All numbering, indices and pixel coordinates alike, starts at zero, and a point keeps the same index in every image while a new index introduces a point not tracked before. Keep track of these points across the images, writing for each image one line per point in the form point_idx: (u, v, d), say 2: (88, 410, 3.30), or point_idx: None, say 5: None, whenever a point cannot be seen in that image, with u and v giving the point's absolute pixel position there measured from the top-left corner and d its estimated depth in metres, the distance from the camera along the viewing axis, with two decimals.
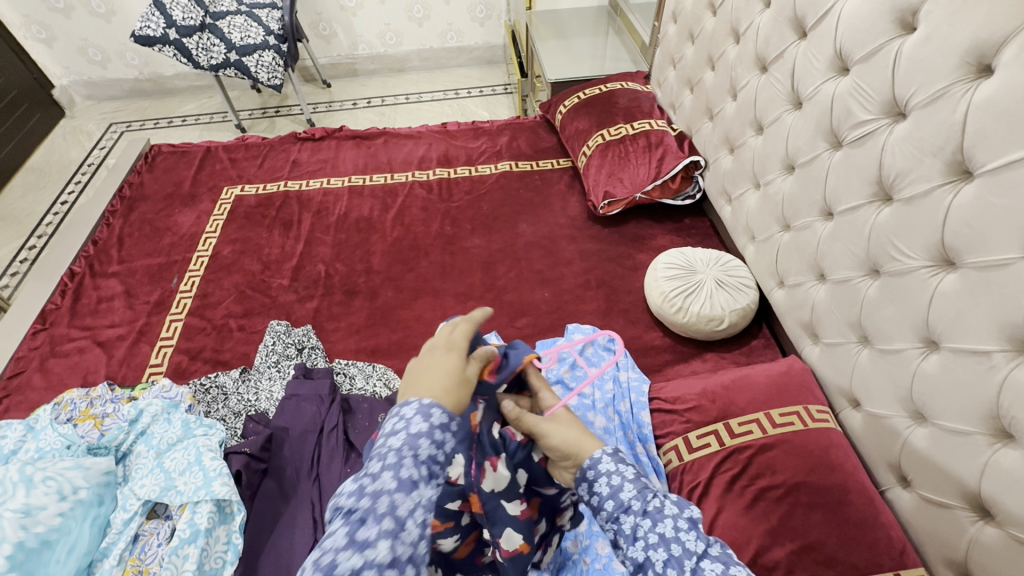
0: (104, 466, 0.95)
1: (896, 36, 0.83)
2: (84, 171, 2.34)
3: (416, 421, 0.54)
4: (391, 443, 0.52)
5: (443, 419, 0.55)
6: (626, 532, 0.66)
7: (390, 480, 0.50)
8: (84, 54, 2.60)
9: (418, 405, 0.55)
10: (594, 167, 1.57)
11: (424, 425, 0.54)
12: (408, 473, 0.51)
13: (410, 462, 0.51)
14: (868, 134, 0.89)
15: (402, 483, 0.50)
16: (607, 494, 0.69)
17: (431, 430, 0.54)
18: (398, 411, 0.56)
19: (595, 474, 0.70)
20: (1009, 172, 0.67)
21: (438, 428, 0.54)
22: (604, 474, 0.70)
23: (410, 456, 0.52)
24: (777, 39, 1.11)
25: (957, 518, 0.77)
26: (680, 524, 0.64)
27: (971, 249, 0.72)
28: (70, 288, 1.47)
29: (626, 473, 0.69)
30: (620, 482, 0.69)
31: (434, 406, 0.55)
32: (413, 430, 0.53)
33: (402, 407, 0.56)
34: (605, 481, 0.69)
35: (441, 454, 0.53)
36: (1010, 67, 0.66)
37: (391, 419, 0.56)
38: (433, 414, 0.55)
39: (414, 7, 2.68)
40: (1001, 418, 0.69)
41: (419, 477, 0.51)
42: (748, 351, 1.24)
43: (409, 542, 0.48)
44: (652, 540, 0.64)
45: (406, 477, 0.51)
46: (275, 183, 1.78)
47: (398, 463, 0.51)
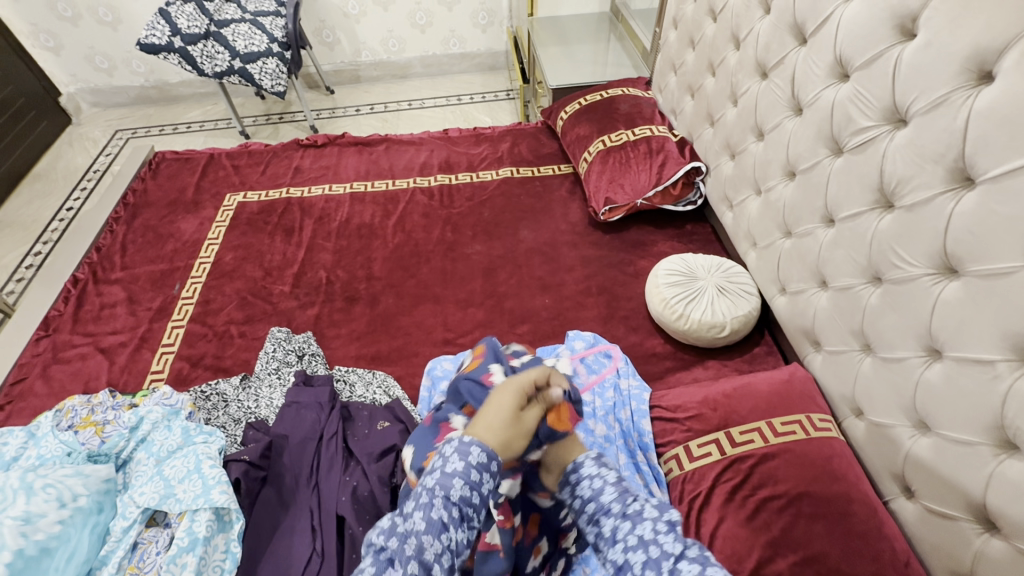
0: (105, 473, 0.95)
1: (895, 42, 0.83)
2: (89, 177, 2.36)
3: (452, 464, 0.70)
4: (426, 486, 0.69)
5: (478, 459, 0.71)
6: (606, 533, 0.74)
7: (420, 523, 0.66)
8: (91, 62, 2.63)
9: (460, 445, 0.72)
10: (595, 173, 1.57)
11: (458, 467, 0.70)
12: (436, 514, 0.67)
13: (439, 504, 0.67)
14: (869, 141, 0.88)
15: (430, 523, 0.66)
16: (589, 496, 0.77)
17: (465, 472, 0.69)
18: (440, 452, 0.73)
19: (578, 477, 0.79)
20: (1011, 180, 0.66)
21: (470, 469, 0.70)
22: (587, 479, 0.79)
23: (439, 498, 0.68)
24: (777, 46, 1.11)
25: (962, 530, 0.76)
26: (659, 526, 0.71)
27: (974, 257, 0.72)
28: (73, 294, 1.48)
29: (607, 478, 0.78)
30: (602, 485, 0.77)
31: (473, 446, 0.72)
32: (446, 473, 0.69)
33: (445, 447, 0.73)
34: (587, 484, 0.78)
35: (471, 496, 0.69)
36: (1011, 73, 0.66)
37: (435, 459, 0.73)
38: (470, 453, 0.71)
39: (417, 14, 2.69)
40: (1006, 428, 0.68)
41: (448, 519, 0.67)
42: (750, 358, 1.23)
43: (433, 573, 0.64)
44: (631, 542, 0.71)
45: (434, 518, 0.66)
46: (278, 190, 1.79)
47: (429, 505, 0.67)
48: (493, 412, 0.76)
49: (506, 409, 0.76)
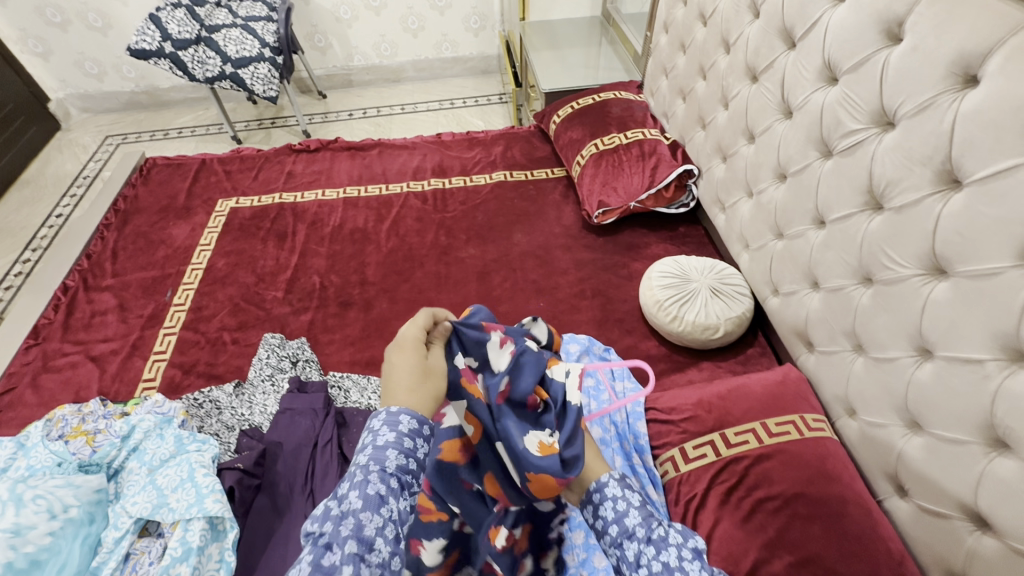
0: (96, 483, 0.94)
1: (883, 47, 0.84)
2: (79, 184, 2.34)
3: (384, 431, 0.62)
4: (360, 459, 0.60)
5: (409, 427, 0.63)
6: (628, 558, 0.68)
7: (357, 499, 0.56)
8: (80, 68, 2.60)
9: (387, 415, 0.63)
10: (588, 176, 1.57)
11: (392, 435, 0.61)
12: (374, 489, 0.57)
13: (376, 478, 0.58)
14: (858, 143, 0.89)
15: (368, 500, 0.56)
16: (612, 517, 0.72)
17: (399, 439, 0.62)
18: (368, 423, 0.64)
19: (601, 497, 0.75)
20: (999, 182, 0.67)
21: (405, 435, 0.62)
22: (610, 499, 0.74)
23: (377, 471, 0.58)
24: (767, 50, 1.12)
25: (956, 528, 0.76)
26: (684, 553, 0.66)
27: (963, 258, 0.72)
28: (63, 302, 1.47)
29: (632, 499, 0.73)
30: (625, 507, 0.72)
31: (401, 414, 0.64)
32: (380, 442, 0.61)
33: (372, 422, 0.63)
34: (611, 505, 0.73)
35: (409, 463, 0.61)
36: (996, 77, 0.67)
37: (364, 434, 0.63)
38: (400, 422, 0.63)
39: (409, 19, 2.70)
40: (997, 427, 0.69)
41: (387, 491, 0.57)
42: (744, 359, 1.24)
43: (376, 562, 0.53)
44: (655, 568, 0.65)
45: (372, 493, 0.57)
46: (270, 195, 1.78)
47: (365, 480, 0.57)
48: (401, 372, 0.69)
49: (415, 368, 0.69)
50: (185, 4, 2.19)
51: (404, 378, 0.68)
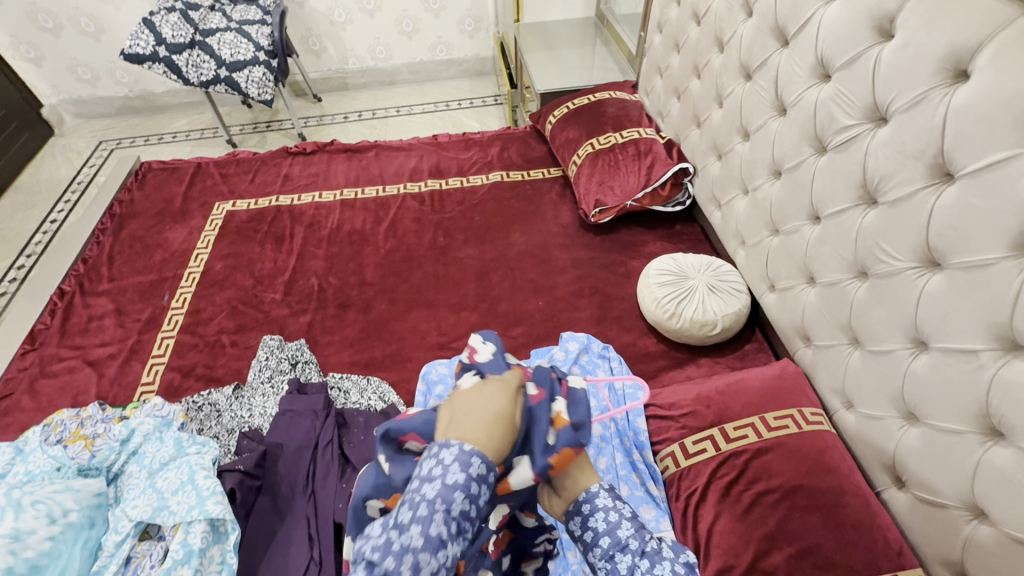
0: (95, 487, 0.94)
1: (875, 43, 0.85)
2: (74, 189, 2.33)
3: (454, 470, 0.50)
4: (423, 492, 0.49)
5: (482, 471, 0.51)
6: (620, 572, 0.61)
7: (416, 539, 0.47)
8: (74, 73, 2.60)
9: (458, 451, 0.51)
10: (584, 176, 1.58)
11: (461, 476, 0.50)
12: (436, 531, 0.48)
13: (440, 519, 0.48)
14: (851, 139, 0.90)
15: (428, 542, 0.47)
16: (603, 529, 0.62)
17: (468, 483, 0.50)
18: (436, 452, 0.52)
19: (591, 508, 0.63)
20: (990, 174, 0.68)
21: (475, 480, 0.50)
22: (602, 510, 0.63)
23: (441, 512, 0.48)
24: (760, 48, 1.13)
25: (952, 517, 0.77)
26: (677, 568, 0.62)
27: (956, 249, 0.74)
28: (59, 307, 1.46)
29: (625, 511, 0.62)
30: (618, 518, 0.62)
31: (473, 454, 0.51)
32: (448, 480, 0.49)
33: (442, 449, 0.51)
34: (602, 516, 0.63)
35: (473, 510, 0.50)
36: (986, 71, 0.68)
37: (428, 459, 0.52)
38: (472, 464, 0.50)
39: (403, 21, 2.71)
40: (992, 416, 0.70)
41: (447, 536, 0.48)
42: (742, 355, 1.25)
43: None
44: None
45: (433, 535, 0.48)
46: (267, 198, 1.78)
47: (429, 518, 0.48)
48: (478, 409, 0.55)
49: (494, 411, 0.55)
50: (178, 8, 2.19)
51: (479, 415, 0.55)
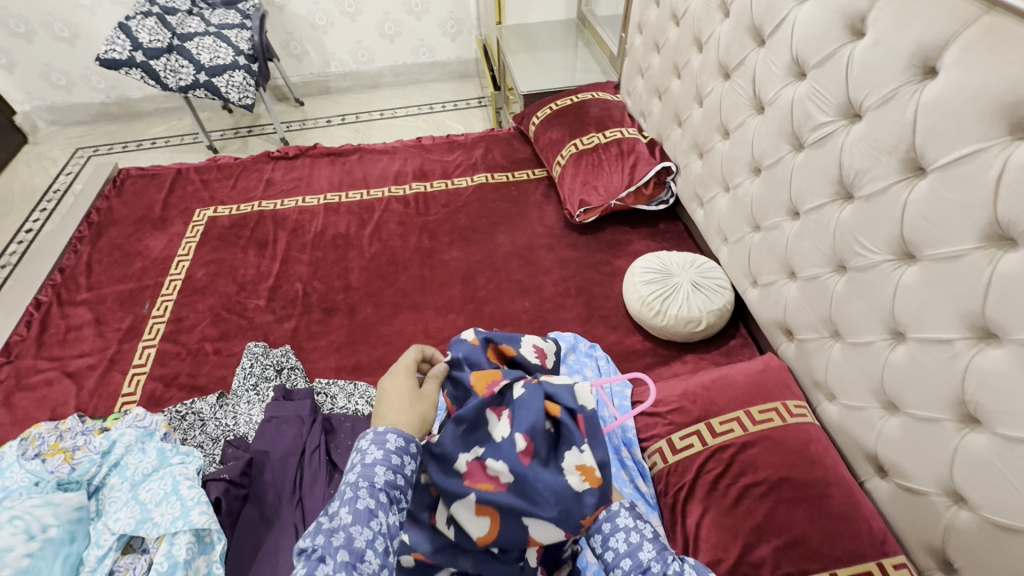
0: (76, 501, 0.91)
1: (847, 42, 0.87)
2: (50, 198, 2.28)
3: (373, 450, 0.64)
4: (349, 478, 0.62)
5: (397, 443, 0.66)
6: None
7: (347, 515, 0.59)
8: (47, 79, 2.54)
9: (375, 434, 0.66)
10: (568, 176, 1.59)
11: (379, 452, 0.64)
12: (364, 503, 0.60)
13: (365, 493, 0.61)
14: (827, 135, 0.92)
15: (357, 514, 0.59)
16: (624, 551, 0.71)
17: (388, 455, 0.64)
18: (357, 446, 0.66)
19: (611, 527, 0.74)
20: (960, 168, 0.70)
21: (393, 452, 0.65)
22: (622, 530, 0.73)
23: (366, 486, 0.61)
24: (737, 48, 1.15)
25: (932, 504, 0.79)
26: None
27: (929, 242, 0.75)
28: (36, 318, 1.43)
29: (645, 532, 0.73)
30: (638, 539, 0.72)
31: (388, 432, 0.67)
32: (369, 460, 0.63)
33: (360, 441, 0.66)
34: (623, 537, 0.72)
35: (397, 478, 0.64)
36: (954, 67, 0.69)
37: (352, 454, 0.66)
38: (388, 440, 0.66)
39: (385, 24, 2.70)
40: (967, 404, 0.71)
41: (375, 505, 0.60)
42: (726, 351, 1.26)
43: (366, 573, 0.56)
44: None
45: (361, 507, 0.59)
46: (249, 204, 1.76)
47: (354, 496, 0.60)
48: (392, 393, 0.72)
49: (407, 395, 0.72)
50: (155, 12, 2.16)
51: (394, 399, 0.72)
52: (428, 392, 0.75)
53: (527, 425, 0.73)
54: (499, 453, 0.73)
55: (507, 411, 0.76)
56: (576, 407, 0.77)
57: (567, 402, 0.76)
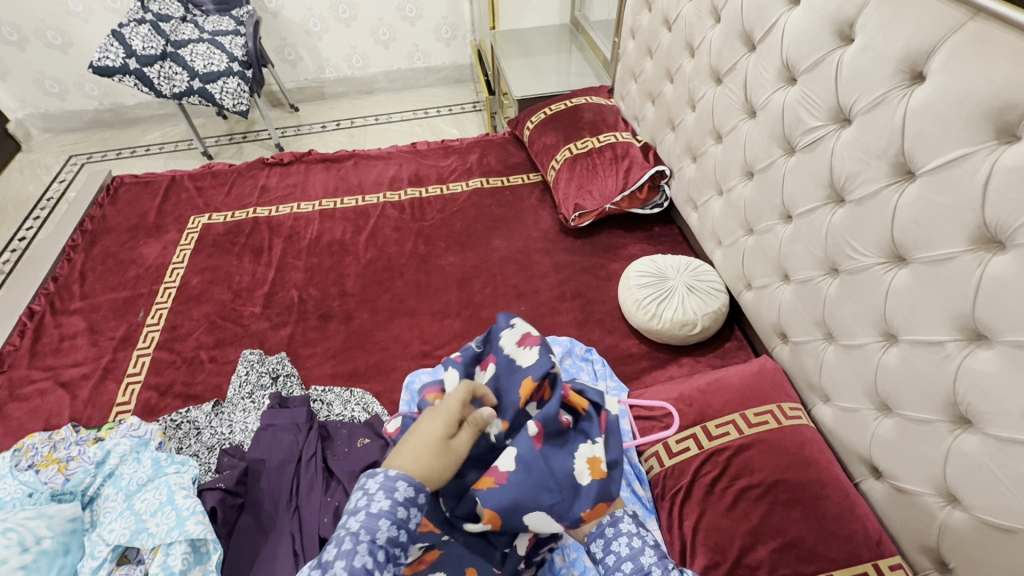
0: (70, 513, 0.91)
1: (836, 47, 0.88)
2: (43, 206, 2.27)
3: (379, 498, 0.60)
4: (350, 526, 0.58)
5: (407, 493, 0.61)
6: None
7: (343, 570, 0.54)
8: (40, 87, 2.54)
9: (385, 478, 0.61)
10: (563, 181, 1.60)
11: (387, 502, 0.60)
12: (361, 560, 0.55)
13: (365, 549, 0.57)
14: (818, 139, 0.93)
15: (353, 572, 0.54)
16: (626, 555, 0.71)
17: (393, 507, 0.60)
18: (364, 485, 0.62)
19: (615, 531, 0.73)
20: (949, 172, 0.71)
21: (400, 504, 0.60)
22: (625, 535, 0.73)
23: (366, 542, 0.57)
24: (729, 53, 1.16)
25: (927, 505, 0.79)
26: None
27: (919, 245, 0.76)
28: (29, 328, 1.42)
29: (647, 539, 0.72)
30: (641, 545, 0.71)
31: (399, 478, 0.62)
32: (373, 509, 0.59)
33: (367, 481, 0.62)
34: (625, 541, 0.72)
35: (400, 533, 0.59)
36: (941, 73, 0.70)
37: (358, 495, 0.61)
38: (396, 489, 0.61)
39: (379, 30, 2.71)
40: (959, 405, 0.72)
41: (373, 564, 0.56)
42: (722, 353, 1.27)
43: None
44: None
45: (358, 565, 0.55)
46: (244, 210, 1.76)
47: (353, 550, 0.56)
48: (422, 434, 0.67)
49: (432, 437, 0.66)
50: (148, 19, 2.16)
51: (420, 443, 0.66)
52: (458, 446, 0.67)
53: (544, 414, 0.78)
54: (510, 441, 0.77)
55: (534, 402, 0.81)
56: (600, 404, 0.84)
57: (594, 398, 0.84)
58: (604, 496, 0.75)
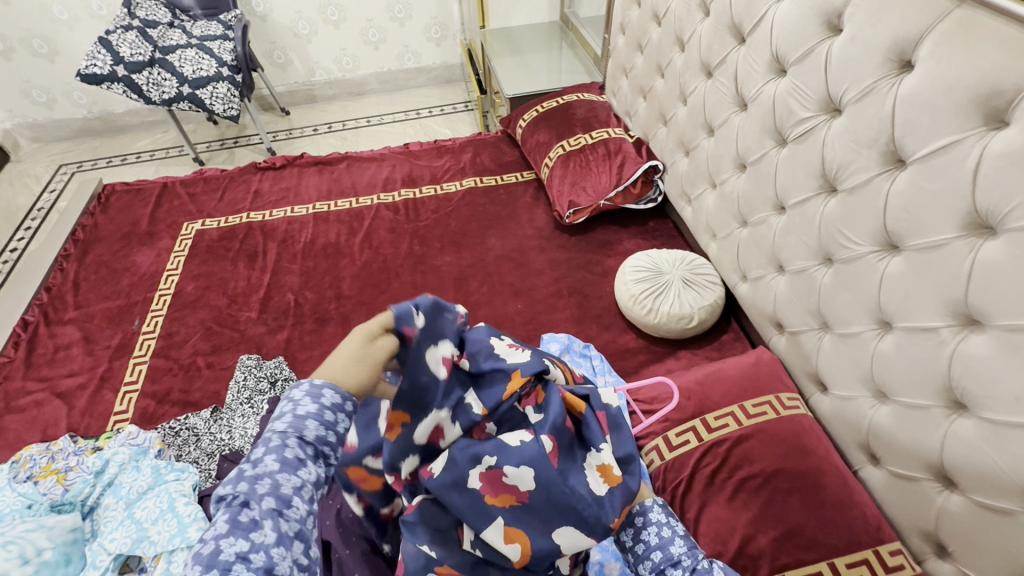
0: (70, 523, 0.90)
1: (825, 38, 0.88)
2: (34, 216, 2.25)
3: (304, 403, 0.65)
4: (279, 427, 0.64)
5: (335, 399, 0.66)
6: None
7: (273, 463, 0.62)
8: (28, 96, 2.52)
9: (309, 388, 0.66)
10: (557, 178, 1.60)
11: (314, 406, 0.65)
12: (291, 454, 0.63)
13: (293, 444, 0.64)
14: (809, 130, 0.94)
15: (284, 463, 0.62)
16: (656, 544, 0.77)
17: (321, 410, 0.65)
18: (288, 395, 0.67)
19: (645, 521, 0.79)
20: (939, 158, 0.71)
21: (327, 408, 0.65)
22: (655, 525, 0.79)
23: (294, 438, 0.64)
24: (718, 46, 1.16)
25: (925, 490, 0.80)
26: None
27: (911, 232, 0.77)
28: (23, 339, 1.41)
29: (677, 529, 0.78)
30: (670, 535, 0.77)
31: (325, 387, 0.66)
32: (300, 412, 0.64)
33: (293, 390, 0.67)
34: (655, 531, 0.78)
35: (329, 434, 0.65)
36: (929, 61, 0.71)
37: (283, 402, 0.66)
38: (323, 395, 0.66)
39: (369, 32, 2.70)
40: (954, 389, 0.73)
41: (303, 457, 0.64)
42: (719, 346, 1.27)
43: (294, 518, 0.60)
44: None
45: (289, 457, 0.63)
46: (237, 215, 1.75)
47: (282, 445, 0.63)
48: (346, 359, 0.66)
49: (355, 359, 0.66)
50: (135, 26, 2.14)
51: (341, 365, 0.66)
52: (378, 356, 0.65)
53: (555, 426, 0.71)
54: (525, 460, 0.68)
55: (530, 408, 0.73)
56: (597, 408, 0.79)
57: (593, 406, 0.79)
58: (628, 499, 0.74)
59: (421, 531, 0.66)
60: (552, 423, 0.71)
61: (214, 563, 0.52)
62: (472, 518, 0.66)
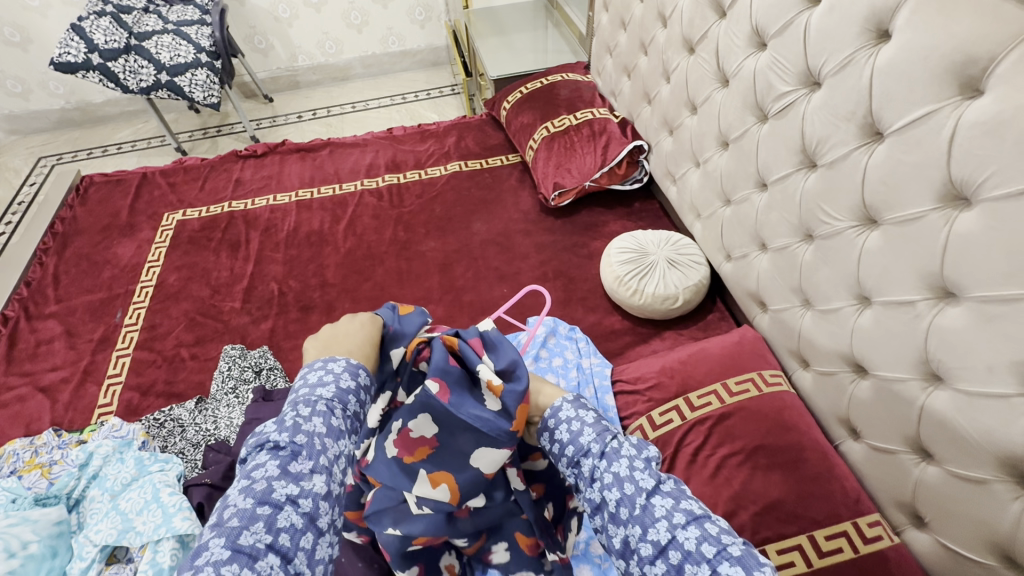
0: (55, 516, 0.90)
1: (803, 9, 0.87)
2: (14, 210, 2.22)
3: (346, 377, 0.61)
4: (322, 393, 0.58)
5: (366, 381, 0.64)
6: (584, 475, 0.63)
7: (320, 424, 0.56)
8: (2, 87, 2.45)
9: (347, 364, 0.63)
10: (541, 160, 1.58)
11: (353, 382, 0.62)
12: (338, 422, 0.57)
13: (340, 413, 0.58)
14: (789, 105, 0.92)
15: (331, 430, 0.56)
16: (567, 439, 0.66)
17: (358, 389, 0.62)
18: (323, 365, 0.62)
19: (555, 421, 0.68)
20: (915, 129, 0.70)
21: (362, 388, 0.63)
22: (564, 421, 0.68)
23: (340, 408, 0.58)
24: (700, 21, 1.15)
25: (902, 462, 0.81)
26: (635, 463, 0.61)
27: (888, 206, 0.76)
28: (4, 334, 1.39)
29: (585, 418, 0.67)
30: (580, 426, 0.66)
31: (360, 367, 0.64)
32: (343, 385, 0.60)
33: (329, 363, 0.62)
34: (565, 426, 0.67)
35: (362, 412, 0.62)
36: (904, 30, 0.70)
37: (316, 371, 0.61)
38: (360, 374, 0.63)
39: (351, 14, 2.64)
40: (929, 361, 0.73)
41: (346, 428, 0.58)
42: (704, 326, 1.27)
43: (337, 481, 0.55)
44: (607, 480, 0.61)
45: (336, 425, 0.57)
46: (219, 205, 1.72)
47: (330, 411, 0.57)
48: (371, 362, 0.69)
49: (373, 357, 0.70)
50: (109, 11, 2.07)
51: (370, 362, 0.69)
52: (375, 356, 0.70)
53: (433, 368, 0.68)
54: (417, 408, 0.70)
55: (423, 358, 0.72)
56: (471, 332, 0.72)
57: (467, 334, 0.71)
58: (524, 398, 0.68)
59: (384, 518, 0.72)
60: (432, 367, 0.68)
61: (267, 500, 0.49)
62: (399, 479, 0.71)
